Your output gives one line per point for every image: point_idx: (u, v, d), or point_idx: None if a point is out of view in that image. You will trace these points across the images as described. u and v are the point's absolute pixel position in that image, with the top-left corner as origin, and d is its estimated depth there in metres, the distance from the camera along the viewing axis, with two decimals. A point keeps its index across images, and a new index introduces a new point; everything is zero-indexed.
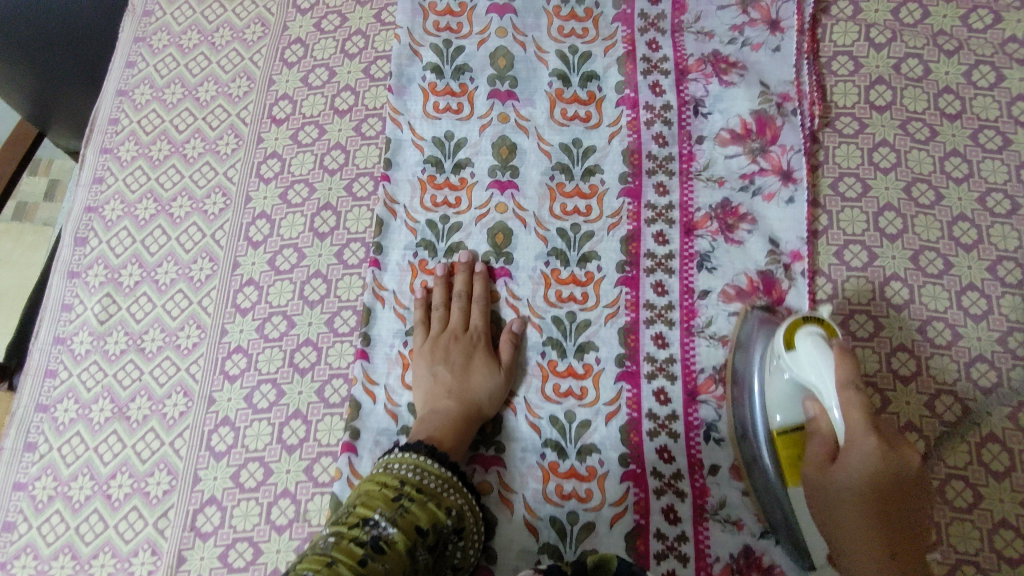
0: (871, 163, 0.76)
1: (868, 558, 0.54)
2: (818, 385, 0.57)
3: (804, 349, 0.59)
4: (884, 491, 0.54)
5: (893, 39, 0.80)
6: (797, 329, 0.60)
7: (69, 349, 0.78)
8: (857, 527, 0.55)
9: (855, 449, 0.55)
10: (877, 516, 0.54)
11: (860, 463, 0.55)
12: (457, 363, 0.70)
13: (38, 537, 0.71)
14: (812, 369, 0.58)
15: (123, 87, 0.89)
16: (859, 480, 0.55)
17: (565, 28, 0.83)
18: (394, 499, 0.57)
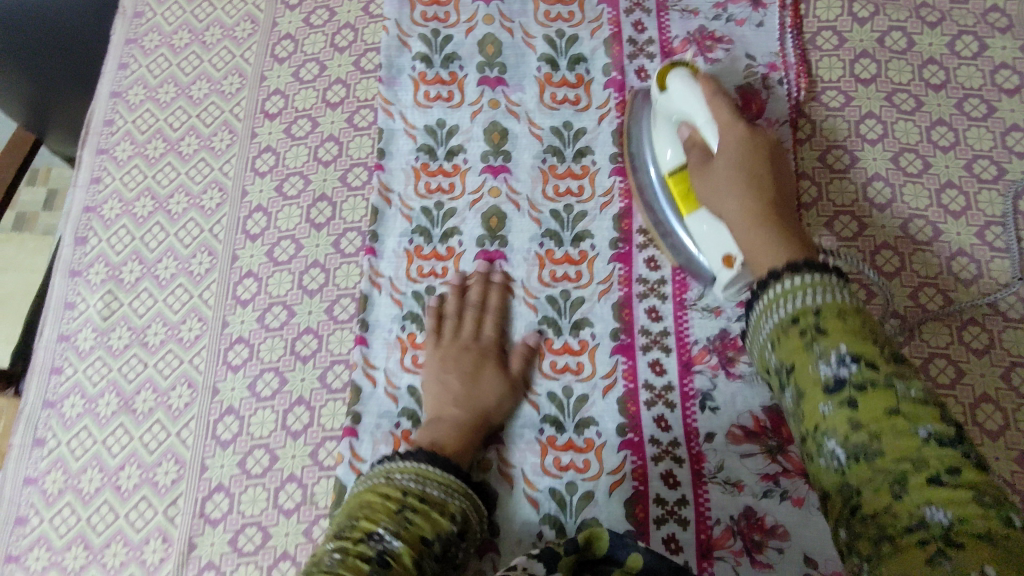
0: (857, 135, 0.77)
1: (755, 231, 0.58)
2: (688, 112, 0.66)
3: (674, 87, 0.67)
4: (754, 161, 0.62)
5: (875, 13, 0.81)
6: (669, 70, 0.68)
7: (73, 346, 0.79)
8: (737, 212, 0.60)
9: (727, 144, 0.63)
10: (752, 183, 0.61)
11: (736, 132, 0.63)
12: (466, 369, 0.70)
13: (50, 530, 0.72)
14: (679, 96, 0.66)
15: (117, 89, 0.90)
16: (739, 163, 0.62)
17: (552, 13, 0.84)
18: (397, 512, 0.56)
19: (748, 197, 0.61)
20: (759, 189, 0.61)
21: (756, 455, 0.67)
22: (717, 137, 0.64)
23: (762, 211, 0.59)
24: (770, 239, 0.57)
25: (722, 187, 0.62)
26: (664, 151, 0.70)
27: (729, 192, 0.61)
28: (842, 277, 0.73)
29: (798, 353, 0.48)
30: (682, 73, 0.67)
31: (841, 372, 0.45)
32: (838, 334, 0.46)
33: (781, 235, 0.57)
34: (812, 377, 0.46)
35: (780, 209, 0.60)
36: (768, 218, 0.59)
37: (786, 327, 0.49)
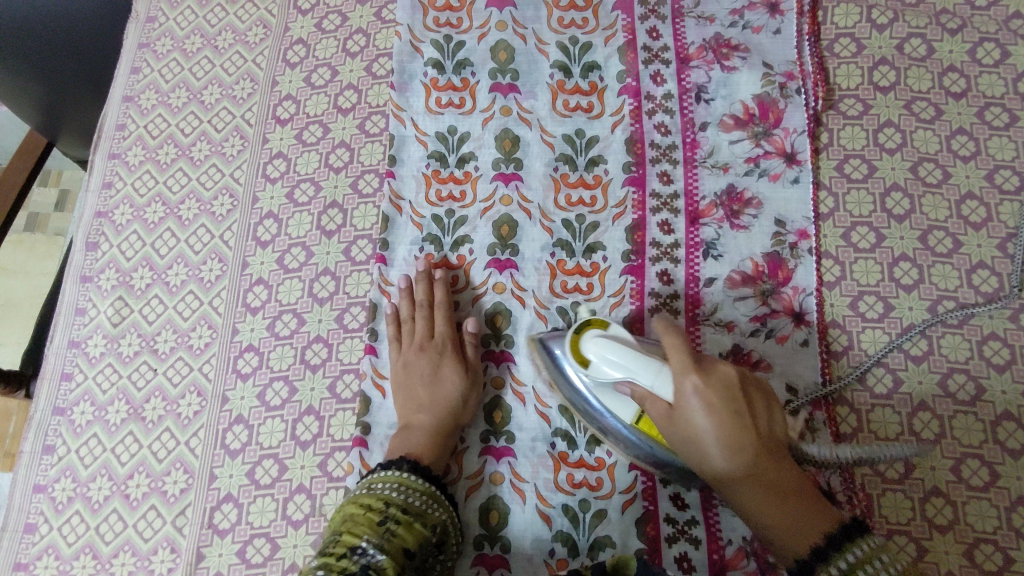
0: (876, 144, 0.76)
1: (764, 489, 0.51)
2: (630, 369, 0.55)
3: (595, 354, 0.57)
4: (724, 405, 0.52)
5: (895, 19, 0.80)
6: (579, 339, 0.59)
7: (83, 352, 0.79)
8: (734, 478, 0.52)
9: (687, 404, 0.53)
10: (724, 389, 0.53)
11: (677, 354, 0.54)
12: (423, 373, 0.70)
13: (59, 538, 0.72)
14: (607, 369, 0.57)
15: (129, 93, 0.90)
16: (716, 426, 0.52)
17: (565, 19, 0.83)
18: (380, 524, 0.56)
19: (742, 460, 0.51)
20: (739, 434, 0.52)
21: None
22: (675, 394, 0.53)
23: (764, 486, 0.51)
24: (789, 525, 0.51)
25: (699, 451, 0.53)
26: (610, 404, 0.61)
27: (711, 443, 0.52)
28: (859, 290, 0.72)
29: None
30: (596, 335, 0.58)
31: None
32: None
33: (795, 498, 0.51)
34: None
35: (765, 437, 0.52)
36: (774, 482, 0.51)
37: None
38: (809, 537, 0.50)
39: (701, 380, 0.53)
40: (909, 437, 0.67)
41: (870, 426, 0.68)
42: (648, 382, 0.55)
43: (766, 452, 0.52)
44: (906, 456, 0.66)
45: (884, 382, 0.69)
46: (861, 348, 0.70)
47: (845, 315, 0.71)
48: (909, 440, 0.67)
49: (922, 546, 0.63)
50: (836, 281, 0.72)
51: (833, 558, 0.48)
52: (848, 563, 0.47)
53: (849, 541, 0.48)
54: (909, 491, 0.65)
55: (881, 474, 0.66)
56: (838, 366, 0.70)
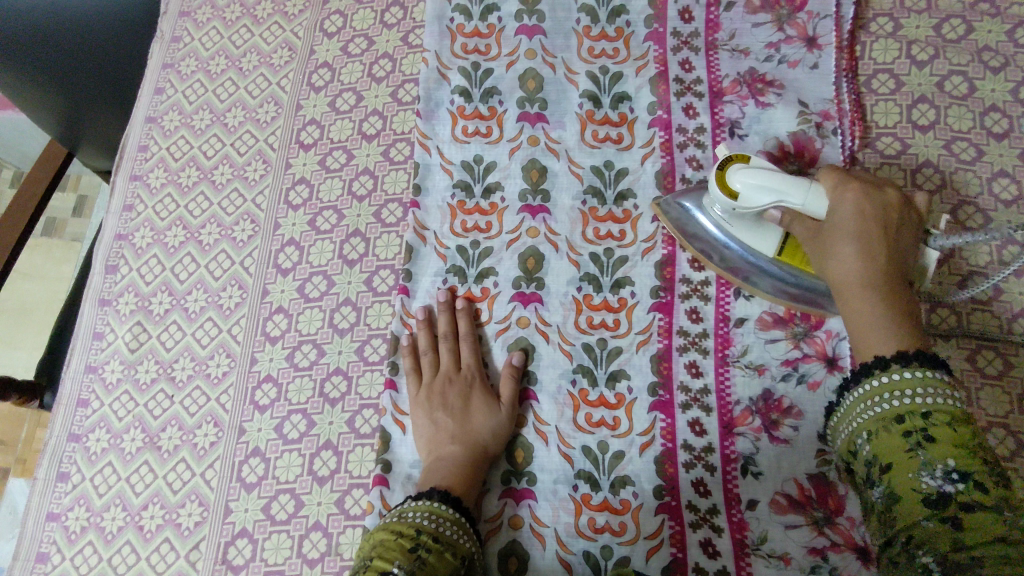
0: (914, 185, 0.74)
1: (872, 302, 0.54)
2: (782, 194, 0.60)
3: (745, 185, 0.61)
4: (874, 214, 0.57)
5: (936, 56, 0.78)
6: (727, 173, 0.63)
7: (100, 378, 0.78)
8: (858, 278, 0.55)
9: (841, 208, 0.58)
10: (880, 228, 0.56)
11: (840, 178, 0.59)
12: (452, 404, 0.68)
13: (71, 569, 0.71)
14: (761, 192, 0.60)
15: (152, 114, 0.89)
16: (852, 221, 0.57)
17: (596, 48, 0.81)
18: (411, 551, 0.54)
19: (868, 261, 0.55)
20: (873, 238, 0.56)
21: (801, 526, 0.64)
22: (829, 212, 0.58)
23: (877, 279, 0.54)
24: (869, 318, 0.53)
25: (824, 264, 0.58)
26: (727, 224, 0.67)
27: (849, 250, 0.56)
28: None
29: (897, 456, 0.45)
30: (739, 169, 0.62)
31: (947, 487, 0.42)
32: (944, 447, 0.43)
33: (884, 300, 0.53)
34: (907, 481, 0.44)
35: (897, 258, 0.56)
36: (884, 286, 0.54)
37: (887, 425, 0.47)
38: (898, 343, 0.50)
39: (857, 195, 0.58)
40: None
41: None
42: (800, 204, 0.59)
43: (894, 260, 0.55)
44: None
45: None
46: None
47: None
48: None
49: None
50: None
51: (879, 401, 0.48)
52: (898, 407, 0.47)
53: (918, 366, 0.48)
54: None
55: None
56: None
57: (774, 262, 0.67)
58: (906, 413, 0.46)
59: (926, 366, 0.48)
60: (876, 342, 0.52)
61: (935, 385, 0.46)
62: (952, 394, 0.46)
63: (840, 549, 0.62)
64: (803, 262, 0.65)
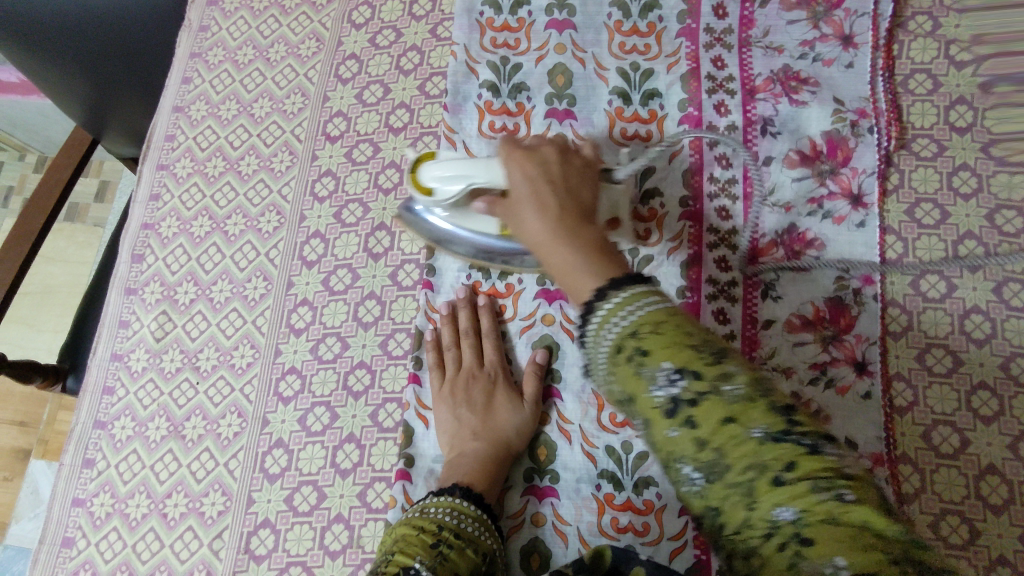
0: (950, 188, 0.72)
1: (566, 254, 0.46)
2: (467, 176, 0.61)
3: (438, 175, 0.64)
4: (540, 172, 0.52)
5: (976, 57, 0.76)
6: (418, 175, 0.66)
7: (126, 366, 0.78)
8: (540, 234, 0.48)
9: (516, 176, 0.53)
10: (549, 181, 0.51)
11: (518, 150, 0.55)
12: (475, 400, 0.68)
13: (96, 554, 0.72)
14: (451, 178, 0.63)
15: (179, 103, 0.89)
16: (527, 187, 0.51)
17: (627, 44, 0.80)
18: (433, 547, 0.54)
19: (543, 215, 0.49)
20: (543, 191, 0.51)
21: None
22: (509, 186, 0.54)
23: (560, 225, 0.48)
24: (575, 266, 0.45)
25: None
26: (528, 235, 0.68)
27: (525, 211, 0.50)
28: (927, 342, 0.68)
29: (631, 380, 0.39)
30: (427, 166, 0.65)
31: (673, 391, 0.37)
32: (659, 351, 0.38)
33: (588, 249, 0.46)
34: (651, 406, 0.38)
35: (569, 206, 0.50)
36: (567, 229, 0.48)
37: (611, 357, 0.40)
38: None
39: (524, 163, 0.53)
40: (976, 501, 0.63)
41: (934, 488, 0.63)
42: (486, 181, 0.60)
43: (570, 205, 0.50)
44: (972, 521, 0.62)
45: (950, 441, 0.65)
46: (927, 404, 0.66)
47: (912, 366, 0.67)
48: (975, 504, 0.63)
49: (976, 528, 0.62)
50: (903, 330, 0.68)
51: (612, 325, 0.41)
52: (625, 329, 0.40)
53: (627, 289, 0.41)
54: (974, 559, 0.61)
55: (944, 539, 0.62)
56: (903, 422, 0.66)
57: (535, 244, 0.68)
58: (622, 341, 0.40)
59: (630, 286, 0.41)
60: (577, 291, 0.44)
61: (638, 304, 0.40)
62: (655, 300, 0.40)
63: None
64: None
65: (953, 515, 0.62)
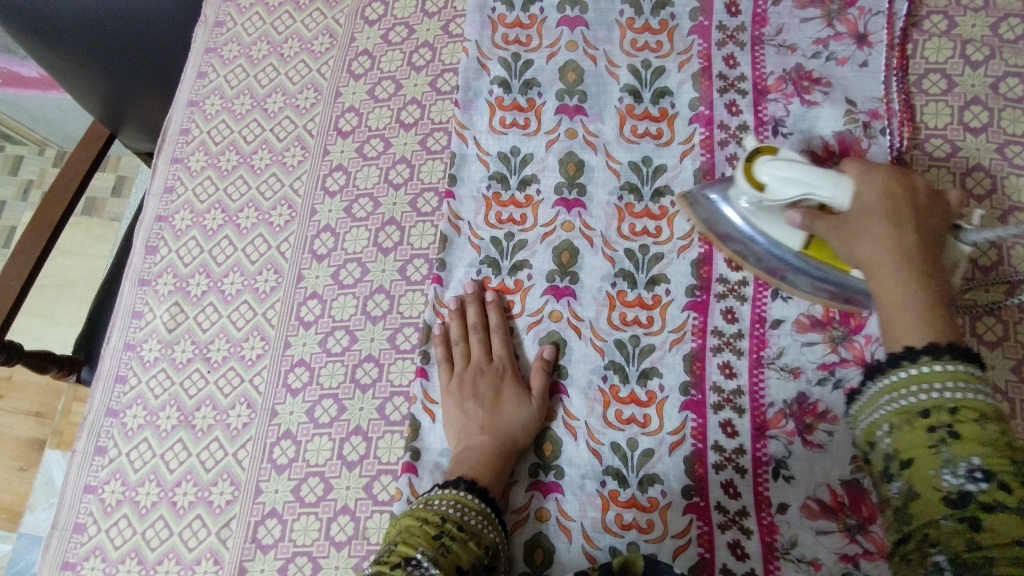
0: (963, 189, 0.71)
1: (898, 286, 0.49)
2: (813, 188, 0.57)
3: (772, 176, 0.58)
4: (887, 198, 0.54)
5: (991, 57, 0.75)
6: (752, 166, 0.59)
7: (138, 356, 0.80)
8: (883, 251, 0.51)
9: (868, 189, 0.55)
10: (909, 212, 0.53)
11: (876, 172, 0.56)
12: (483, 394, 0.69)
13: (106, 540, 0.73)
14: (790, 182, 0.57)
15: (194, 98, 0.90)
16: (877, 204, 0.54)
17: (639, 41, 0.80)
18: (436, 538, 0.54)
19: (903, 250, 0.51)
20: (902, 215, 0.53)
21: (833, 532, 0.62)
22: (850, 200, 0.55)
23: (928, 265, 0.50)
24: (902, 311, 0.47)
25: (852, 249, 0.54)
26: (776, 228, 0.65)
27: (876, 236, 0.52)
28: None
29: (921, 451, 0.41)
30: (766, 159, 0.59)
31: (968, 486, 0.38)
32: (972, 442, 0.39)
33: (913, 280, 0.49)
34: (931, 488, 0.39)
35: (923, 244, 0.52)
36: (925, 270, 0.49)
37: (906, 420, 0.43)
38: (934, 334, 0.45)
39: (886, 179, 0.55)
40: None
41: None
42: (828, 198, 0.56)
43: (922, 238, 0.52)
44: None
45: None
46: None
47: None
48: None
49: None
50: None
51: (907, 396, 0.43)
52: (913, 405, 0.43)
53: (950, 359, 0.43)
54: None
55: None
56: None
57: (780, 246, 0.66)
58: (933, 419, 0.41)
59: (961, 361, 0.43)
60: (899, 338, 0.46)
61: (949, 383, 0.42)
62: (957, 381, 0.42)
63: (872, 557, 0.61)
64: (826, 256, 0.64)
65: None
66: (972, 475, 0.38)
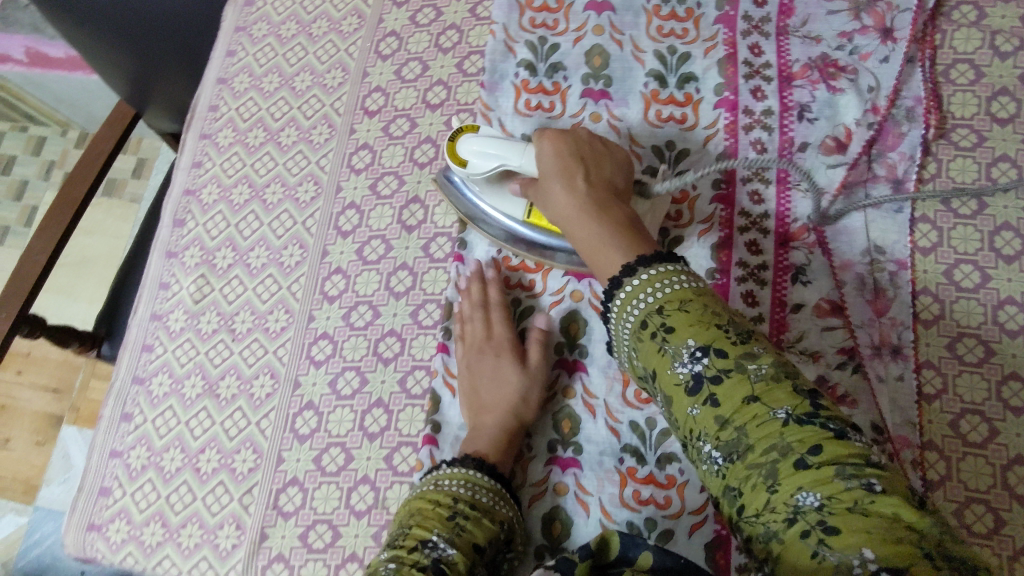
0: (988, 179, 0.72)
1: (599, 235, 0.55)
2: (510, 157, 0.64)
3: (473, 151, 0.67)
4: (570, 154, 0.61)
5: (1020, 48, 0.75)
6: (457, 145, 0.68)
7: (165, 326, 0.81)
8: (575, 215, 0.57)
9: (546, 159, 0.61)
10: (585, 174, 0.59)
11: (549, 141, 0.62)
12: (484, 370, 0.69)
13: (131, 504, 0.74)
14: (500, 151, 0.65)
15: (223, 76, 0.92)
16: (553, 168, 0.60)
17: (665, 27, 0.81)
18: (450, 519, 0.55)
19: (573, 195, 0.58)
20: (591, 183, 0.59)
21: None
22: (538, 165, 0.62)
23: (588, 206, 0.57)
24: (610, 257, 0.54)
25: (548, 210, 0.61)
26: (513, 205, 0.70)
27: (553, 186, 0.60)
28: (957, 331, 0.67)
29: (656, 359, 0.48)
30: (470, 138, 0.67)
31: (697, 367, 0.46)
32: (685, 331, 0.47)
33: (612, 229, 0.55)
34: (674, 385, 0.47)
35: (598, 189, 0.59)
36: (602, 211, 0.57)
37: (638, 335, 0.50)
38: (637, 252, 0.53)
39: (553, 142, 0.62)
40: (1002, 491, 0.62)
41: (960, 476, 0.63)
42: (518, 165, 0.64)
43: (602, 185, 0.59)
44: (997, 510, 0.62)
45: (977, 431, 0.64)
46: (956, 393, 0.65)
47: (941, 355, 0.67)
48: (1001, 494, 0.62)
49: (1001, 517, 0.61)
50: (933, 319, 0.68)
51: (635, 305, 0.50)
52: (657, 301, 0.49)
53: (648, 271, 0.51)
54: (999, 548, 0.61)
55: (968, 527, 0.61)
56: (931, 410, 0.65)
57: (565, 241, 0.68)
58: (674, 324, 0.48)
59: (664, 267, 0.50)
60: (610, 265, 0.54)
61: (660, 283, 0.50)
62: (682, 281, 0.50)
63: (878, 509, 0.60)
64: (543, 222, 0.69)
65: (979, 504, 0.62)
66: (695, 359, 0.46)
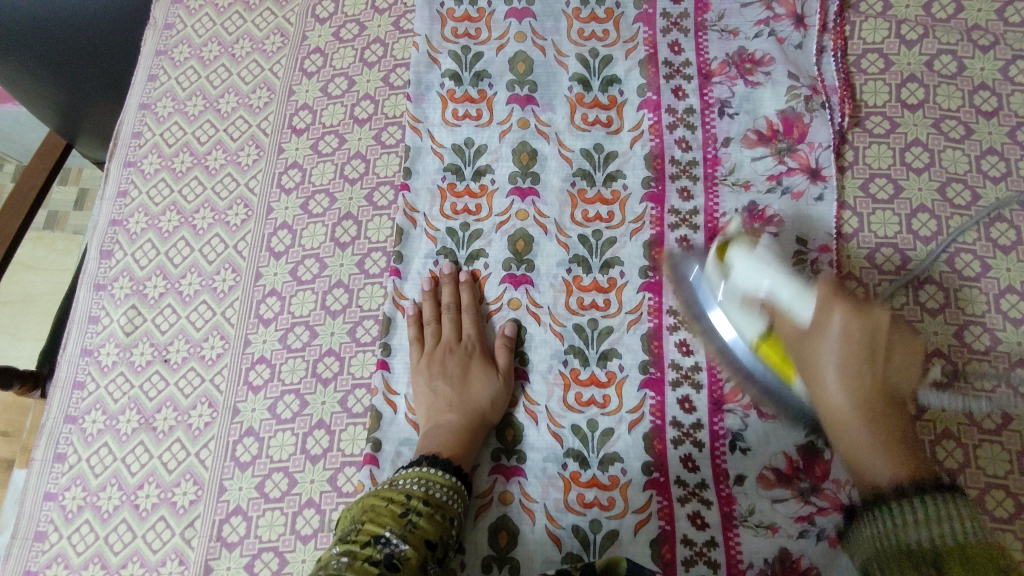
0: (902, 163, 0.74)
1: (867, 433, 0.54)
2: (761, 286, 0.61)
3: (736, 263, 0.64)
4: (861, 370, 0.54)
5: (925, 35, 0.78)
6: (726, 249, 0.65)
7: (96, 361, 0.79)
8: (839, 416, 0.55)
9: (829, 324, 0.55)
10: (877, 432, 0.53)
11: (823, 341, 0.56)
12: (448, 371, 0.70)
13: (68, 547, 0.72)
14: (746, 275, 0.63)
15: (146, 101, 0.90)
16: (845, 401, 0.54)
17: (585, 31, 0.82)
18: (402, 515, 0.56)
19: (897, 462, 0.52)
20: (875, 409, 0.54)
21: (788, 499, 0.64)
22: (818, 322, 0.56)
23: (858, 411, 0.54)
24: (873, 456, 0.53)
25: (829, 408, 0.56)
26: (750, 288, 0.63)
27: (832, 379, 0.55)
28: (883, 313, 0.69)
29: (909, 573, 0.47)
30: (740, 250, 0.64)
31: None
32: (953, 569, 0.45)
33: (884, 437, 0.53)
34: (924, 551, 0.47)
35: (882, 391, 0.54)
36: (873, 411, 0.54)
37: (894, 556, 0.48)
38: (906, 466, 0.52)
39: (845, 321, 0.55)
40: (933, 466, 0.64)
41: None
42: (791, 295, 0.59)
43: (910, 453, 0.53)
44: None
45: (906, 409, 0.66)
46: None
47: None
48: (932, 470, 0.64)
49: None
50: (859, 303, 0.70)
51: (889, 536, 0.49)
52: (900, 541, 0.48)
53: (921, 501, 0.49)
54: None
55: None
56: None
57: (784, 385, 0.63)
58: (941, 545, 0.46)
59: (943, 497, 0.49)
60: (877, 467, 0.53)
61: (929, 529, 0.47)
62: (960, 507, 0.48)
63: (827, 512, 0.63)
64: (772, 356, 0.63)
65: None
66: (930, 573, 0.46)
